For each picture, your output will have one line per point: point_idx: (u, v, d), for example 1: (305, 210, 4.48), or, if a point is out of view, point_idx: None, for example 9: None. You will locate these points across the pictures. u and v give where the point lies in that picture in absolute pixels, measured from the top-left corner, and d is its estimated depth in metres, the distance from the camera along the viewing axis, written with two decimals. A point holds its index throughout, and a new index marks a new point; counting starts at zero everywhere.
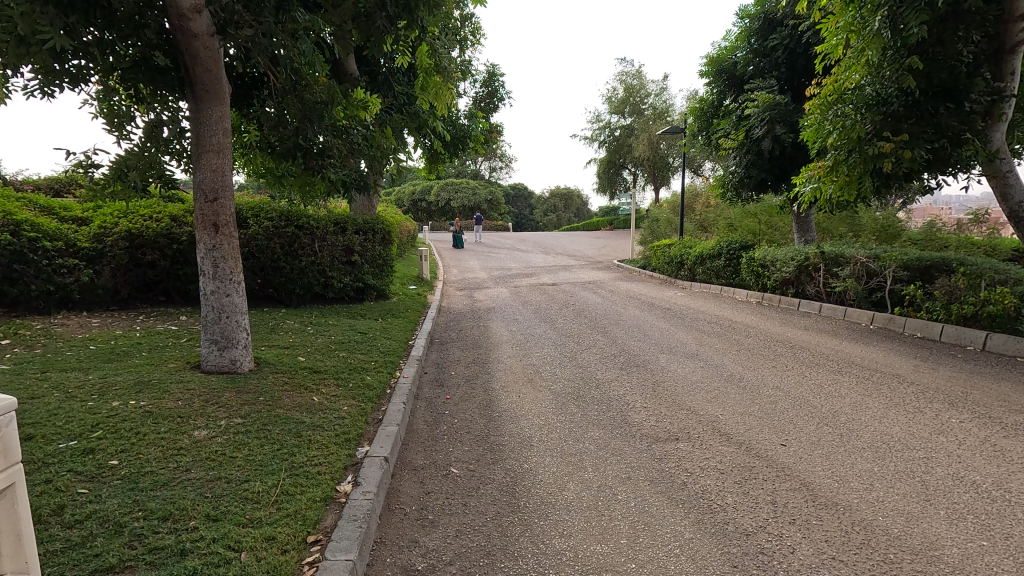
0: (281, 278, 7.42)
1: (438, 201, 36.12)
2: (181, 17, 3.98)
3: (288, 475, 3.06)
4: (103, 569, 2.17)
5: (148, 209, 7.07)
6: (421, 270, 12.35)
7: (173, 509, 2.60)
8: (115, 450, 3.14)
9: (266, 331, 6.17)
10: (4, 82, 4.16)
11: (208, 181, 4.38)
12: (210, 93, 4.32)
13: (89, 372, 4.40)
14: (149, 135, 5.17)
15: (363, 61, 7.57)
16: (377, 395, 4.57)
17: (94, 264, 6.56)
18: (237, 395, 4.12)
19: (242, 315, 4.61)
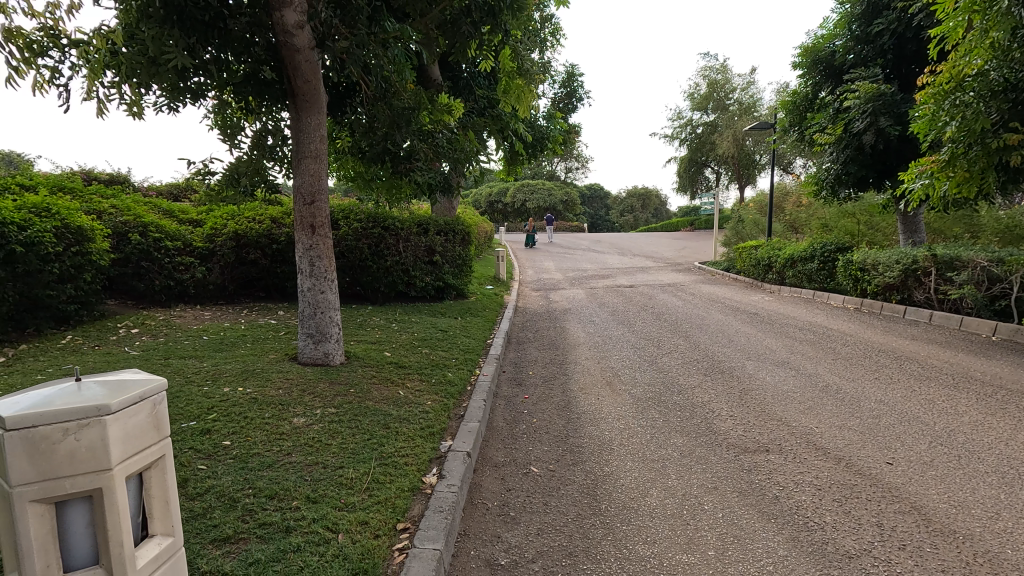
0: (368, 276, 7.79)
1: (514, 203, 36.44)
2: (287, 33, 4.27)
3: (378, 464, 3.21)
4: (221, 539, 2.38)
5: (252, 212, 7.67)
6: (498, 270, 12.53)
7: (277, 489, 2.81)
8: (226, 432, 3.44)
9: (355, 327, 6.51)
10: (138, 99, 4.67)
11: (307, 185, 4.69)
12: (310, 102, 4.62)
13: (203, 360, 4.84)
14: (257, 144, 5.62)
15: (446, 67, 7.78)
16: (458, 392, 4.69)
17: (206, 262, 7.21)
18: (330, 386, 4.38)
19: (334, 311, 4.89)
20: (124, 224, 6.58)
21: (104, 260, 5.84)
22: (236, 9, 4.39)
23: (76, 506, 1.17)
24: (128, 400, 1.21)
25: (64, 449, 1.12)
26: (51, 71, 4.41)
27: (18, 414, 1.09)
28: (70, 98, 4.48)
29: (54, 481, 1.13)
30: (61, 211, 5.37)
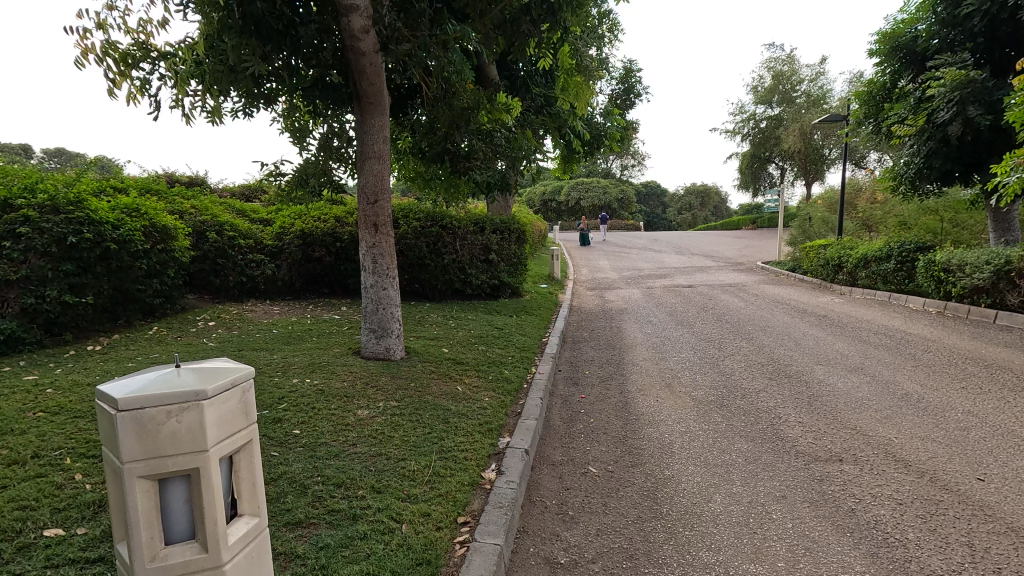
0: (426, 274, 7.95)
1: (568, 201, 36.20)
2: (353, 38, 4.38)
3: (439, 457, 3.27)
4: (294, 523, 2.49)
5: (318, 212, 7.99)
6: (552, 269, 12.49)
7: (344, 478, 2.91)
8: (296, 421, 3.60)
9: (414, 323, 6.67)
10: (218, 106, 4.96)
11: (371, 185, 4.83)
12: (374, 104, 4.75)
13: (274, 353, 5.09)
14: (323, 146, 5.85)
15: (503, 67, 7.82)
16: (515, 389, 4.71)
17: (275, 260, 7.57)
18: (392, 380, 4.50)
19: (396, 307, 5.02)
20: (203, 224, 7.01)
21: (185, 256, 6.24)
22: (307, 17, 4.57)
23: (175, 483, 1.26)
24: (221, 387, 1.29)
25: (167, 430, 1.21)
26: (143, 82, 4.76)
27: (128, 395, 1.19)
28: (159, 106, 4.83)
29: (159, 460, 1.22)
30: (149, 211, 5.78)
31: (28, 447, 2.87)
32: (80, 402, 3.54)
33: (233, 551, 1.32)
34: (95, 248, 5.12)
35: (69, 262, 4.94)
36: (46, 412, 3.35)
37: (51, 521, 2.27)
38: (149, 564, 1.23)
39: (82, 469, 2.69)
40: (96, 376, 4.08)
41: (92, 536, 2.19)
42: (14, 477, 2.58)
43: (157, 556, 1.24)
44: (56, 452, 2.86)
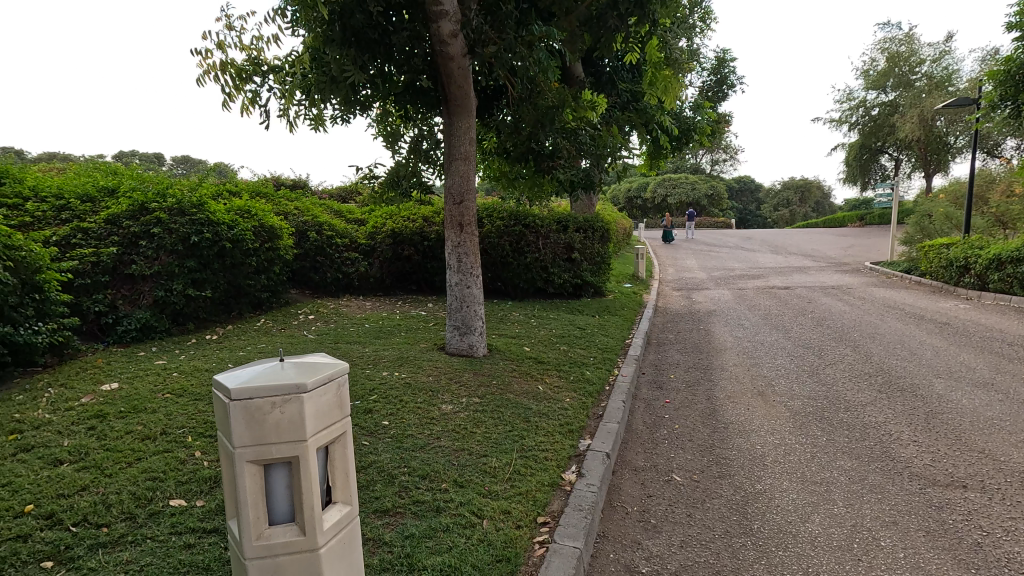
0: (509, 272, 8.04)
1: (654, 198, 35.16)
2: (442, 43, 4.50)
3: (519, 456, 3.30)
4: (381, 510, 2.61)
5: (407, 212, 8.33)
6: (637, 268, 12.19)
7: (429, 470, 3.02)
8: (385, 413, 3.77)
9: (496, 321, 6.77)
10: (320, 114, 5.29)
11: (457, 185, 4.95)
12: (461, 107, 4.86)
13: (366, 346, 5.37)
14: (413, 149, 6.07)
15: (589, 63, 7.72)
16: (597, 391, 4.65)
17: (368, 258, 7.99)
18: (474, 376, 4.61)
19: (479, 305, 5.12)
20: (304, 224, 7.54)
21: (289, 254, 6.74)
22: (400, 25, 4.75)
23: (278, 470, 1.36)
24: (319, 381, 1.37)
25: (272, 419, 1.31)
26: (254, 95, 5.19)
27: (240, 386, 1.30)
28: (268, 117, 5.30)
29: (264, 446, 1.32)
30: (258, 213, 6.30)
31: (157, 425, 3.24)
32: (200, 386, 3.94)
33: (328, 536, 1.41)
34: (213, 246, 5.66)
35: (192, 259, 5.50)
36: (172, 393, 3.75)
37: (175, 492, 2.53)
38: (256, 542, 1.34)
39: (200, 447, 2.99)
40: (213, 363, 4.51)
41: (208, 508, 2.43)
42: (146, 450, 2.91)
43: (262, 535, 1.35)
44: (179, 430, 3.20)
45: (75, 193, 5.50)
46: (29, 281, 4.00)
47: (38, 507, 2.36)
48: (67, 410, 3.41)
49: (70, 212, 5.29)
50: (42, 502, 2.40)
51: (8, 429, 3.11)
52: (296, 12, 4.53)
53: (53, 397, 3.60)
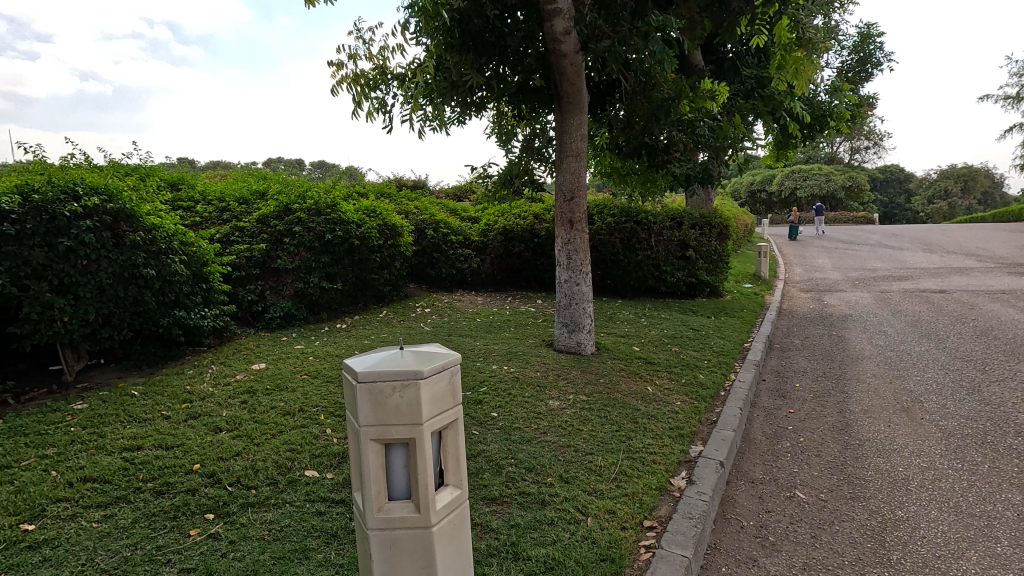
0: (619, 270, 7.89)
1: (781, 190, 32.52)
2: (555, 41, 4.54)
3: (626, 457, 3.24)
4: (489, 498, 2.71)
5: (518, 209, 8.50)
6: (759, 267, 11.37)
7: (535, 463, 3.07)
8: (494, 404, 3.90)
9: (605, 319, 6.69)
10: (439, 117, 5.56)
11: (568, 182, 4.96)
12: (573, 104, 4.86)
13: (477, 339, 5.57)
14: (526, 148, 6.17)
15: (709, 50, 7.32)
16: (711, 395, 4.42)
17: (480, 254, 8.27)
18: (582, 373, 4.60)
19: (588, 303, 5.10)
20: (423, 222, 7.99)
21: (408, 251, 7.19)
22: (514, 26, 4.84)
23: (397, 450, 1.46)
24: (434, 369, 1.45)
25: (392, 402, 1.41)
26: (379, 103, 5.58)
27: (366, 370, 1.41)
28: (390, 121, 5.60)
29: (385, 428, 1.43)
30: (382, 212, 6.77)
31: (296, 402, 3.63)
32: (332, 369, 4.34)
33: (440, 515, 1.50)
34: (344, 243, 6.18)
35: (326, 255, 6.05)
36: (308, 375, 4.18)
37: (309, 463, 2.83)
38: (377, 514, 1.46)
39: (330, 425, 3.30)
40: (342, 349, 4.95)
41: (336, 481, 2.68)
42: (287, 424, 3.28)
43: (382, 508, 1.47)
44: (314, 408, 3.55)
45: (234, 197, 6.31)
46: (198, 272, 4.66)
47: (203, 466, 2.76)
48: (226, 385, 3.93)
49: (230, 213, 6.07)
50: (206, 462, 2.79)
51: (182, 398, 3.66)
52: (418, 23, 4.79)
53: (215, 373, 4.18)
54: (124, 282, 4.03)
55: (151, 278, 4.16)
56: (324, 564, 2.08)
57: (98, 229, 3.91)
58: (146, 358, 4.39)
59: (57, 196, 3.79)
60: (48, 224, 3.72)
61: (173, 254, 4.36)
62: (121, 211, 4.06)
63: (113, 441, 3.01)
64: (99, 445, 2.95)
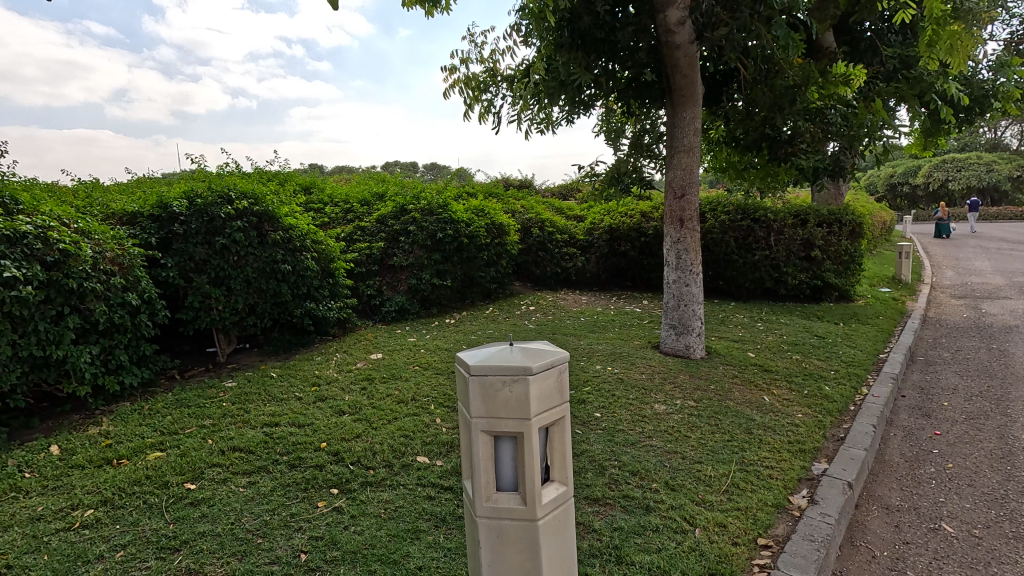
0: (733, 271, 7.45)
1: (928, 182, 28.76)
2: (668, 32, 4.39)
3: (739, 469, 3.06)
4: (591, 498, 2.70)
5: (625, 208, 8.33)
6: (899, 269, 10.15)
7: (639, 467, 3.00)
8: (597, 405, 3.86)
9: (717, 322, 6.35)
10: (547, 117, 5.61)
11: (679, 179, 4.77)
12: (686, 97, 4.66)
13: (581, 338, 5.55)
14: (635, 145, 6.00)
15: (842, 30, 6.66)
16: (837, 409, 4.03)
17: (586, 253, 8.24)
18: (690, 378, 4.41)
19: (698, 305, 4.87)
20: (529, 220, 8.11)
21: (515, 249, 7.34)
22: (625, 20, 4.70)
23: (505, 442, 1.51)
24: (544, 365, 1.47)
25: (502, 395, 1.45)
26: (489, 104, 5.74)
27: (479, 363, 1.47)
28: (499, 122, 5.78)
29: (494, 420, 1.47)
30: (490, 212, 6.99)
31: (409, 391, 3.86)
32: (441, 362, 4.56)
33: (545, 510, 1.52)
34: (454, 242, 6.45)
35: (437, 253, 6.36)
36: (420, 366, 4.42)
37: (420, 450, 2.99)
38: (486, 503, 1.52)
39: (440, 415, 3.47)
40: (451, 343, 5.16)
41: (445, 468, 2.81)
42: (401, 411, 3.50)
43: (491, 498, 1.52)
44: (425, 398, 3.75)
45: (357, 199, 6.83)
46: (326, 268, 5.11)
47: (329, 445, 3.02)
48: (348, 371, 4.28)
49: (353, 214, 6.58)
50: (331, 441, 3.06)
51: (311, 382, 4.04)
52: (529, 25, 4.88)
53: (339, 360, 4.55)
54: (266, 276, 4.52)
55: (288, 272, 4.63)
56: (434, 546, 2.20)
57: (246, 228, 4.43)
58: (282, 344, 4.90)
59: (216, 200, 4.35)
60: (208, 224, 4.29)
61: (305, 251, 4.82)
62: (264, 213, 4.57)
63: (256, 416, 3.39)
64: (244, 420, 3.34)
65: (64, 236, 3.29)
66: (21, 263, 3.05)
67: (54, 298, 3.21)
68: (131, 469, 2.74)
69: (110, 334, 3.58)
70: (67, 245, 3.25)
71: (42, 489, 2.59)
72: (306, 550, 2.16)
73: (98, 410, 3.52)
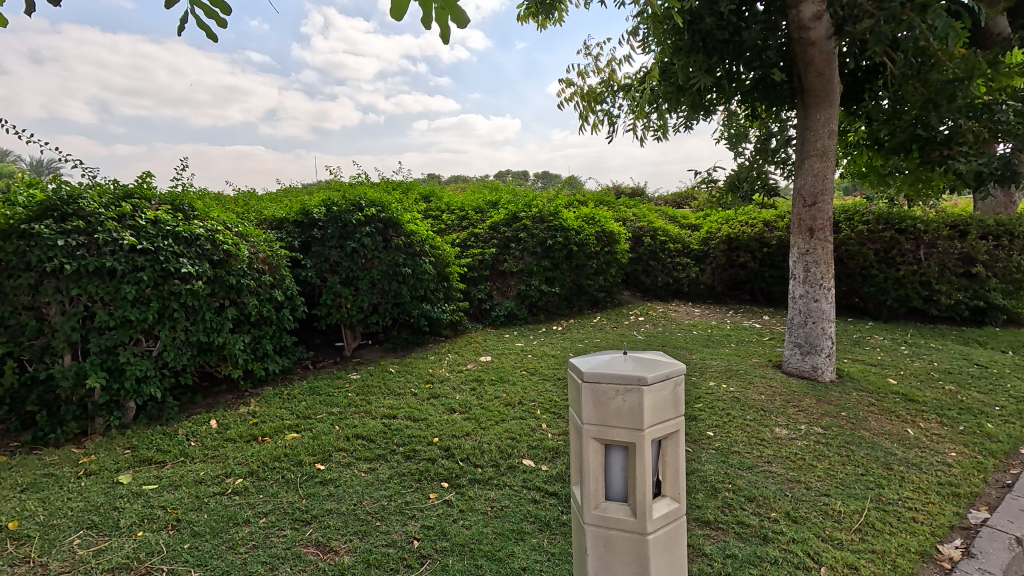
0: (871, 286, 6.71)
1: None
2: (802, 28, 4.11)
3: (875, 507, 2.74)
4: (702, 520, 2.57)
5: (746, 216, 7.85)
6: None
7: (756, 493, 2.81)
8: (710, 423, 3.68)
9: (850, 343, 5.76)
10: (663, 123, 5.45)
11: (810, 186, 4.40)
12: (821, 97, 4.30)
13: (693, 352, 5.31)
14: (760, 149, 5.52)
15: (1019, 13, 5.79)
16: (1004, 451, 3.45)
17: (700, 263, 7.89)
18: (818, 403, 4.03)
19: (829, 322, 4.45)
20: (640, 229, 7.93)
21: (624, 258, 7.21)
22: (753, 18, 4.43)
23: (616, 451, 1.49)
24: (658, 377, 1.43)
25: (615, 404, 1.44)
26: (604, 114, 5.72)
27: (591, 370, 1.47)
28: (614, 130, 5.72)
29: (606, 429, 1.46)
30: (601, 220, 6.97)
31: (516, 395, 3.94)
32: (548, 368, 4.60)
33: (656, 524, 1.48)
34: (563, 249, 6.51)
35: (546, 260, 6.46)
36: (527, 371, 4.50)
37: (526, 453, 3.04)
38: (594, 510, 1.52)
39: (546, 420, 3.50)
40: (558, 350, 5.19)
41: (550, 473, 2.83)
42: (508, 414, 3.58)
43: (600, 506, 1.51)
44: (532, 402, 3.81)
45: (472, 207, 7.12)
46: (441, 272, 5.39)
47: (440, 440, 3.17)
48: (459, 372, 4.46)
49: (468, 222, 6.86)
50: (442, 437, 3.22)
51: (426, 380, 4.26)
52: (647, 30, 4.80)
53: (451, 361, 4.76)
54: (388, 278, 4.87)
55: (407, 275, 4.94)
56: (538, 549, 2.22)
57: (373, 233, 4.82)
58: (400, 342, 5.22)
59: (348, 208, 4.77)
60: (341, 229, 4.73)
61: (424, 256, 5.11)
62: (389, 219, 4.93)
63: (376, 408, 3.66)
64: (366, 411, 3.61)
65: (227, 239, 3.78)
66: (195, 261, 3.55)
67: (217, 292, 3.70)
68: (273, 446, 3.09)
69: (259, 326, 4.05)
70: (229, 246, 3.73)
71: (202, 456, 2.99)
72: (419, 537, 2.28)
73: (247, 392, 3.99)
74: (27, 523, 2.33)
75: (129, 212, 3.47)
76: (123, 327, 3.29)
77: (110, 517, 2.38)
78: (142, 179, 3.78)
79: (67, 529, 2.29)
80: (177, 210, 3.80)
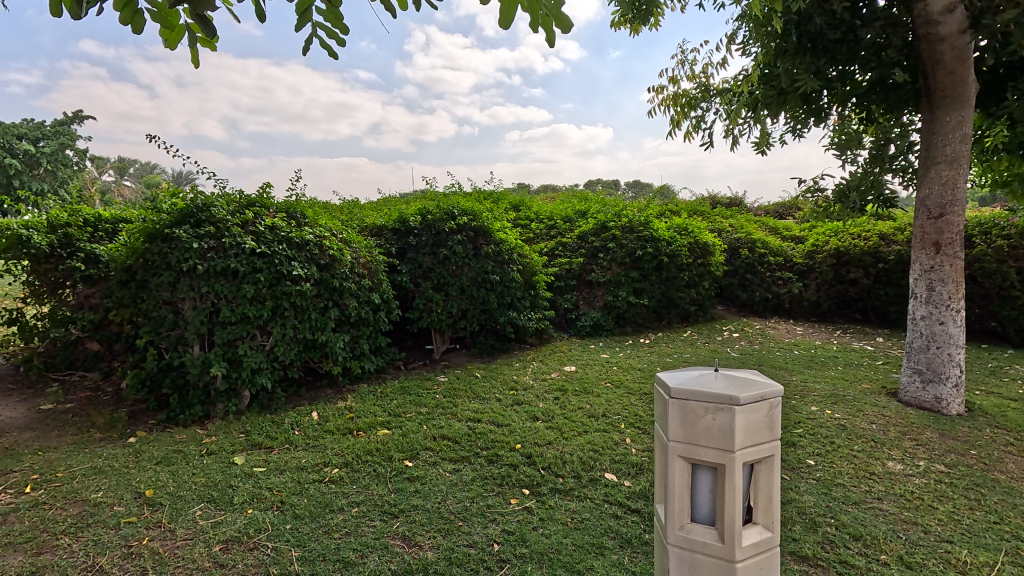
0: (1012, 309, 5.89)
1: None
2: (930, 23, 3.76)
3: (1010, 560, 2.40)
4: (798, 555, 2.40)
5: (859, 229, 7.22)
6: None
7: (863, 532, 2.57)
8: (810, 450, 3.42)
9: (983, 373, 5.10)
10: (764, 128, 5.15)
11: (936, 196, 3.97)
12: (952, 97, 3.88)
13: (793, 374, 4.96)
14: (875, 155, 5.07)
15: None
16: None
17: (804, 279, 7.34)
18: (941, 438, 3.61)
19: (957, 348, 3.98)
20: (738, 241, 7.56)
21: (719, 271, 6.87)
22: (872, 15, 4.05)
23: (704, 471, 1.44)
24: (752, 397, 1.36)
25: (704, 423, 1.38)
26: (699, 120, 5.52)
27: (679, 386, 1.43)
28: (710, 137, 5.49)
29: (694, 448, 1.41)
30: (694, 230, 6.72)
31: (600, 407, 3.88)
32: (634, 381, 4.50)
33: (746, 553, 1.41)
34: (653, 260, 6.35)
35: (635, 271, 6.32)
36: (612, 383, 4.42)
37: (608, 467, 2.99)
38: (679, 531, 1.47)
39: (630, 435, 3.41)
40: (644, 364, 5.07)
41: (633, 490, 2.76)
42: (591, 426, 3.54)
43: (684, 527, 1.46)
44: (615, 416, 3.74)
45: (560, 217, 7.14)
46: (529, 280, 5.45)
47: (522, 447, 3.20)
48: (543, 380, 4.48)
49: (557, 231, 6.89)
50: (524, 444, 3.25)
51: (510, 386, 4.32)
52: (748, 32, 4.58)
53: (536, 369, 4.80)
54: (477, 285, 5.00)
55: (496, 282, 5.05)
56: (618, 565, 2.16)
57: (464, 241, 4.98)
58: (487, 348, 5.34)
59: (442, 216, 4.98)
60: (435, 236, 4.96)
61: (512, 264, 5.20)
62: (480, 228, 5.09)
63: (461, 411, 3.76)
64: (453, 413, 3.73)
65: (333, 244, 4.08)
66: (305, 265, 3.86)
67: (323, 294, 3.99)
68: (367, 440, 3.27)
69: (358, 326, 4.32)
70: (334, 251, 4.03)
71: (305, 445, 3.23)
72: (499, 541, 2.32)
73: (345, 387, 4.26)
74: (160, 492, 2.64)
75: (251, 219, 3.85)
76: (243, 323, 3.64)
77: (227, 493, 2.64)
78: (262, 190, 4.17)
79: (191, 500, 2.58)
80: (291, 217, 4.15)
